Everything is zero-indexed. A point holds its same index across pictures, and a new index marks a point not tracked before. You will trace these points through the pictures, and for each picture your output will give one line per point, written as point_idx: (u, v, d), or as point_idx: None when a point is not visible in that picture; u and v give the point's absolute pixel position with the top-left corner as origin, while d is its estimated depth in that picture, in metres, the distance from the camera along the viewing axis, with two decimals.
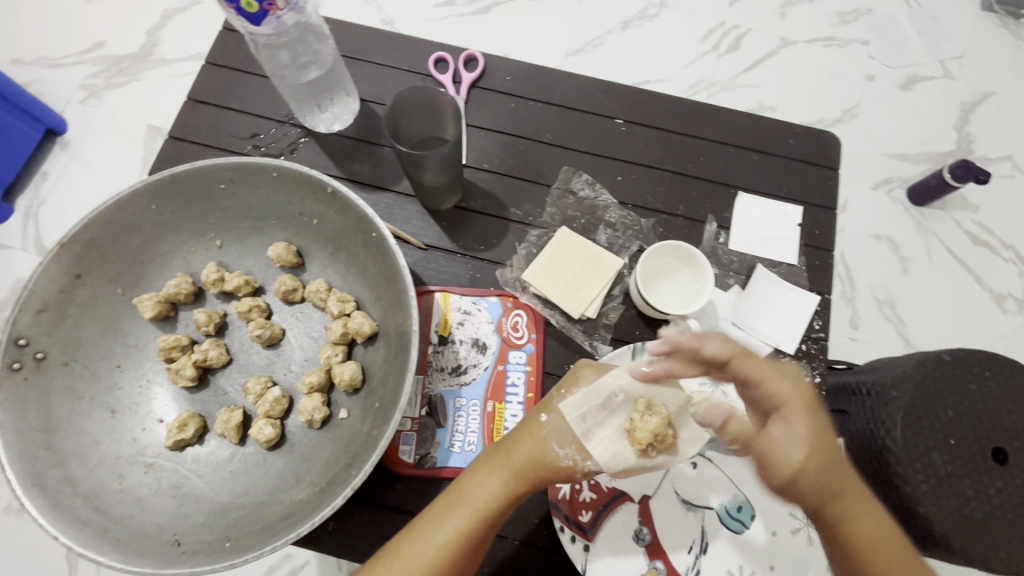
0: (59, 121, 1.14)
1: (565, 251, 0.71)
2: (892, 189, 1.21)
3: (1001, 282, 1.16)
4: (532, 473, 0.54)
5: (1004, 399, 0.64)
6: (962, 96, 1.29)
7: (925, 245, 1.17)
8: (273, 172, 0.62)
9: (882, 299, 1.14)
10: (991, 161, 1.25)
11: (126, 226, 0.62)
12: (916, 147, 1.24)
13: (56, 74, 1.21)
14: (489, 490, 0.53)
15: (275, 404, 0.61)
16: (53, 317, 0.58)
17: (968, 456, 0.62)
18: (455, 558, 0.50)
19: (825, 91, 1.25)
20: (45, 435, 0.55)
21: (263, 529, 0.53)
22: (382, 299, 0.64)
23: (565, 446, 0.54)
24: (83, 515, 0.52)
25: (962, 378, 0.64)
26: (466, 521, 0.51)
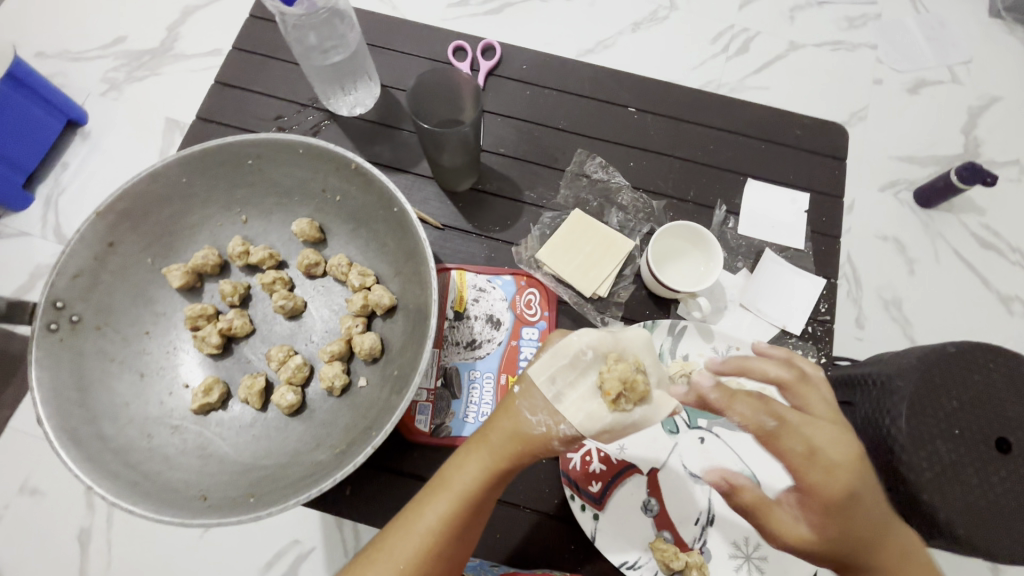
0: (80, 113, 1.18)
1: (578, 232, 0.73)
2: (898, 191, 1.22)
3: (1006, 284, 1.18)
4: (512, 450, 0.51)
5: (1008, 389, 0.64)
6: (969, 100, 1.30)
7: (930, 246, 1.19)
8: (299, 148, 0.64)
9: (888, 299, 1.15)
10: (998, 165, 1.26)
11: (158, 198, 0.65)
12: (923, 149, 1.26)
13: (80, 67, 1.25)
14: (469, 473, 0.51)
15: (296, 370, 0.63)
16: (87, 282, 0.61)
17: (972, 446, 0.62)
18: (439, 544, 0.49)
19: (832, 91, 1.27)
20: (79, 393, 0.58)
21: (286, 486, 0.55)
22: (401, 273, 0.66)
23: (535, 412, 0.51)
24: (114, 468, 0.54)
25: (965, 368, 0.64)
26: (446, 507, 0.49)
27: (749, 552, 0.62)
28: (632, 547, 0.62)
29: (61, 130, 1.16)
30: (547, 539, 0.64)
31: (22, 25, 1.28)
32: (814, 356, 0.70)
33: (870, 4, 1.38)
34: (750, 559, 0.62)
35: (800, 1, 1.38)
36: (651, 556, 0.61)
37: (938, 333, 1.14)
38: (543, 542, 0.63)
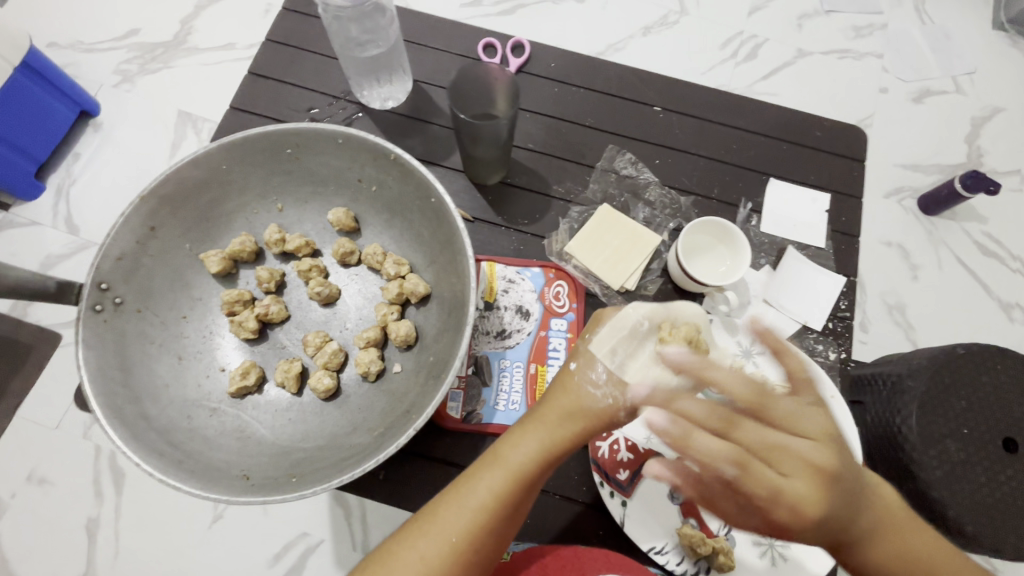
0: (93, 103, 1.18)
1: (606, 226, 0.74)
2: (903, 198, 1.25)
3: (1007, 291, 1.20)
4: (570, 427, 0.52)
5: (1014, 391, 0.71)
6: (973, 110, 1.33)
7: (934, 253, 1.21)
8: (339, 138, 0.65)
9: (892, 304, 1.18)
10: (1001, 174, 1.29)
11: (198, 185, 0.66)
12: (928, 157, 1.28)
13: (94, 58, 1.25)
14: (525, 452, 0.51)
15: (332, 356, 0.65)
16: (129, 265, 0.62)
17: (982, 443, 0.69)
18: (490, 518, 0.49)
19: (840, 98, 1.29)
20: (122, 373, 0.59)
21: (327, 467, 0.56)
22: (435, 263, 0.68)
23: (598, 384, 0.53)
24: (158, 447, 0.56)
25: (975, 371, 0.71)
26: (499, 482, 0.50)
27: (773, 540, 0.63)
28: (659, 533, 0.63)
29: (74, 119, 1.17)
30: (576, 524, 0.65)
31: (38, 16, 1.29)
32: (834, 351, 0.72)
33: (876, 14, 1.41)
34: (773, 546, 0.63)
35: (809, 10, 1.40)
36: (677, 542, 0.63)
37: (941, 337, 1.16)
38: (571, 527, 0.65)
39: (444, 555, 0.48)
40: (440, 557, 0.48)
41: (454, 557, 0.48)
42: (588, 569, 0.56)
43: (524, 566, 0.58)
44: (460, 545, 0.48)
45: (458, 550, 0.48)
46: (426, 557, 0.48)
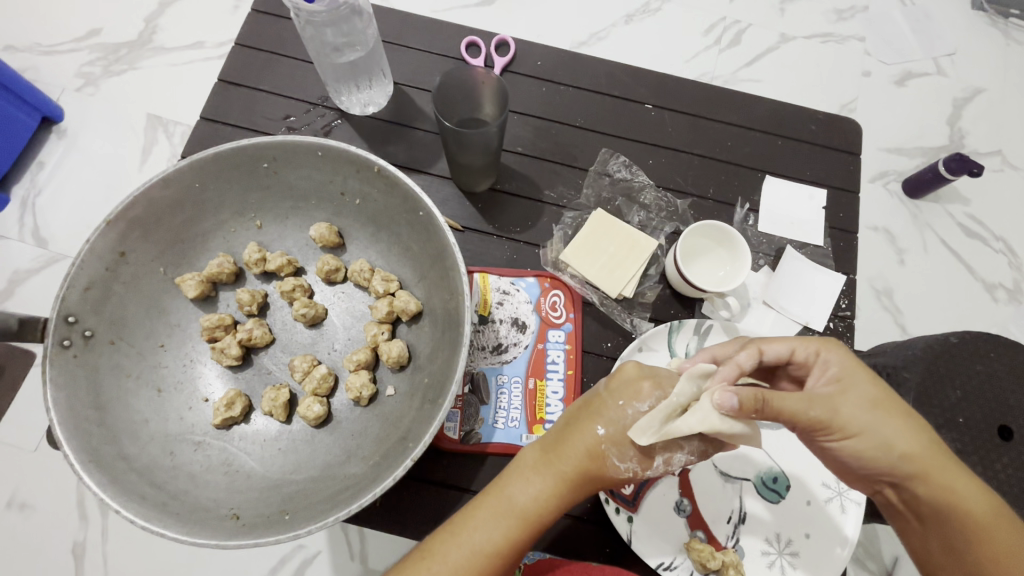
0: (57, 110, 1.12)
1: (601, 232, 0.72)
2: (888, 182, 1.24)
3: (992, 272, 1.21)
4: (584, 483, 0.50)
5: (1007, 378, 0.71)
6: (954, 92, 1.33)
7: (920, 236, 1.21)
8: (318, 150, 0.62)
9: (880, 289, 1.17)
10: (983, 156, 1.29)
11: (169, 205, 0.61)
12: (912, 141, 1.28)
13: (53, 61, 1.19)
14: (536, 494, 0.50)
15: (322, 381, 0.62)
16: (99, 295, 0.58)
17: (976, 430, 0.70)
18: (501, 563, 0.48)
19: (826, 85, 1.28)
20: (97, 412, 0.55)
21: (321, 502, 0.54)
22: (426, 278, 0.65)
23: (625, 459, 0.49)
24: (140, 489, 0.52)
25: (969, 359, 0.72)
26: (510, 526, 0.48)
27: (781, 548, 0.63)
28: (667, 547, 0.62)
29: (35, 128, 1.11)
30: (581, 542, 0.63)
31: None
32: None
33: None
34: (782, 555, 0.62)
35: None
36: (686, 556, 0.62)
37: (929, 321, 1.17)
38: (577, 545, 0.63)
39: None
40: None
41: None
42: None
43: None
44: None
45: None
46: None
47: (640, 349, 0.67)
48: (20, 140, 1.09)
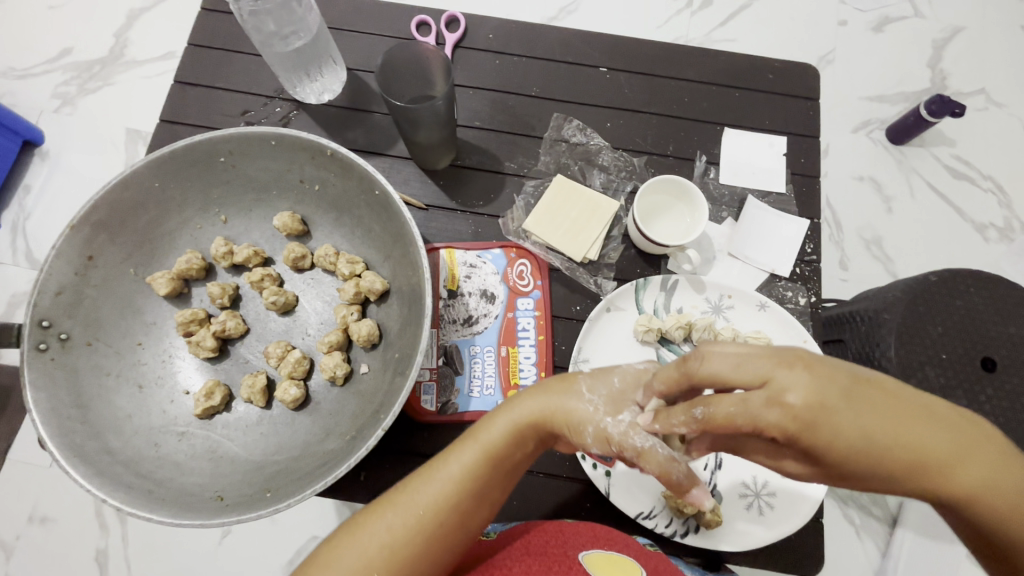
0: (36, 132, 1.13)
1: (563, 198, 0.73)
2: (871, 130, 1.24)
3: (980, 212, 1.21)
4: (544, 422, 0.50)
5: (986, 312, 0.73)
6: (933, 33, 1.30)
7: (905, 182, 1.21)
8: (271, 140, 0.62)
9: (869, 239, 1.18)
10: (965, 96, 1.27)
11: (132, 205, 0.63)
12: (892, 87, 1.27)
13: (28, 84, 1.19)
14: (498, 428, 0.50)
15: (296, 365, 0.63)
16: (71, 299, 0.60)
17: (958, 364, 0.71)
18: (459, 499, 0.48)
19: (798, 38, 1.27)
20: (79, 411, 0.57)
21: (301, 478, 0.55)
22: (390, 257, 0.66)
23: (593, 391, 0.49)
24: (126, 480, 0.54)
25: (949, 296, 0.73)
26: (471, 458, 0.49)
27: (758, 490, 0.64)
28: (646, 498, 0.63)
29: (17, 151, 1.12)
30: (562, 499, 0.65)
31: None
32: (804, 297, 0.72)
33: None
34: (759, 496, 0.64)
35: None
36: (664, 504, 0.63)
37: (919, 266, 1.17)
38: (559, 503, 0.65)
39: (410, 528, 0.47)
40: (407, 529, 0.47)
41: (420, 531, 0.47)
42: (569, 539, 0.56)
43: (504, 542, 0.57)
44: (426, 519, 0.48)
45: (425, 524, 0.47)
46: (393, 528, 0.47)
47: (608, 309, 0.69)
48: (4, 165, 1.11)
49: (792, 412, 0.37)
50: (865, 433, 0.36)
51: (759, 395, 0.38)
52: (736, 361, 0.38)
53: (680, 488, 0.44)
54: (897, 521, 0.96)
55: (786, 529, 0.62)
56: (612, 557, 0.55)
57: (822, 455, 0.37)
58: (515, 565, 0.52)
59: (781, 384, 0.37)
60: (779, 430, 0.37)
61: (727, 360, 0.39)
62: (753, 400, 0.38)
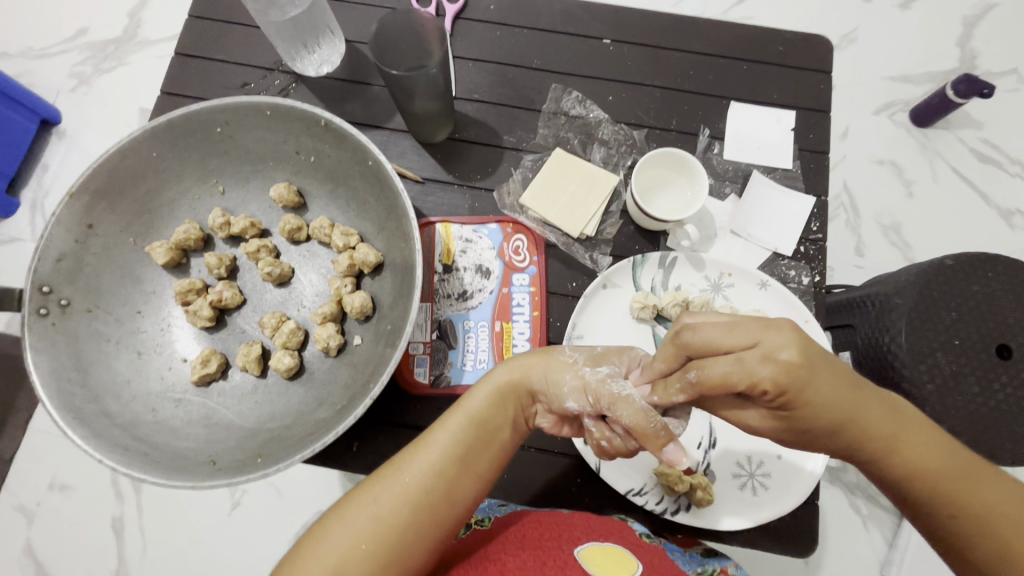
0: (53, 112, 1.14)
1: (561, 172, 0.72)
2: (893, 112, 1.19)
3: (1007, 198, 1.16)
4: (525, 382, 0.51)
5: (1006, 298, 0.71)
6: (964, 10, 1.24)
7: (928, 166, 1.17)
8: (266, 110, 0.63)
9: (887, 225, 1.14)
10: (996, 76, 1.21)
11: (131, 175, 0.64)
12: (919, 67, 1.21)
13: (45, 64, 1.21)
14: (482, 395, 0.51)
15: (291, 335, 0.64)
16: (72, 266, 0.61)
17: (973, 351, 0.69)
18: (447, 466, 0.48)
19: (819, 17, 1.23)
20: (79, 374, 0.58)
21: (291, 444, 0.56)
22: (384, 230, 0.65)
23: (574, 349, 0.52)
24: (122, 442, 0.56)
25: (966, 281, 0.71)
26: (457, 425, 0.50)
27: (753, 469, 0.63)
28: (638, 475, 0.63)
29: (35, 130, 1.14)
30: (553, 474, 0.65)
31: None
32: (807, 276, 0.69)
33: None
34: (754, 477, 0.63)
35: None
36: (655, 482, 0.63)
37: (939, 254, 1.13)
38: (550, 478, 0.65)
39: (396, 499, 0.46)
40: (394, 500, 0.46)
41: (408, 501, 0.46)
42: (566, 532, 0.55)
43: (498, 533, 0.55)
44: (414, 490, 0.47)
45: (411, 493, 0.47)
46: (380, 500, 0.46)
47: (605, 286, 0.68)
48: (23, 144, 1.13)
49: (784, 368, 0.39)
50: (831, 400, 0.40)
51: (753, 348, 0.40)
52: (728, 326, 0.41)
53: (655, 438, 0.45)
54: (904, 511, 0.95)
55: (779, 509, 0.61)
56: (605, 548, 0.53)
57: (795, 410, 0.41)
58: (510, 560, 0.50)
59: (772, 345, 0.39)
60: (770, 386, 0.39)
61: (720, 325, 0.41)
62: (748, 356, 0.40)
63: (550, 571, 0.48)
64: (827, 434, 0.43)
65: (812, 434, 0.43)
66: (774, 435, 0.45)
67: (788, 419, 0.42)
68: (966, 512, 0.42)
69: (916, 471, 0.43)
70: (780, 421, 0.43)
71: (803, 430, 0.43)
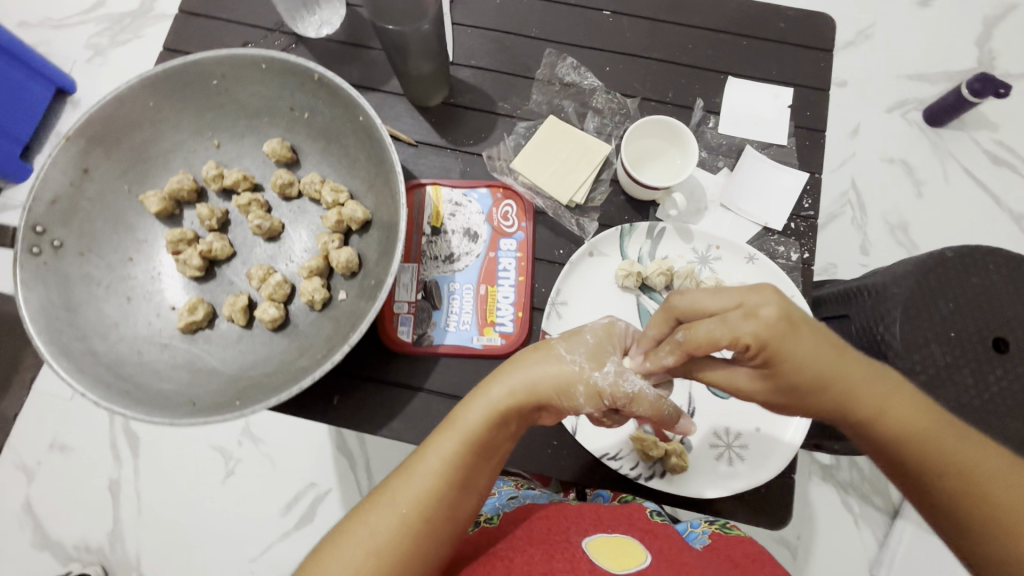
0: (68, 81, 1.16)
1: (554, 139, 0.72)
2: (907, 111, 1.17)
3: (1020, 202, 1.14)
4: (524, 396, 0.49)
5: (1006, 291, 0.70)
6: (985, 10, 1.22)
7: (941, 166, 1.15)
8: (262, 63, 0.64)
9: (895, 224, 1.13)
10: (1015, 78, 1.19)
11: (128, 123, 0.65)
12: (936, 66, 1.19)
13: (63, 34, 1.22)
14: (476, 414, 0.49)
15: (277, 287, 0.64)
16: (66, 208, 0.62)
17: (969, 343, 0.69)
18: (444, 490, 0.48)
19: (834, 11, 1.22)
20: (68, 313, 0.60)
21: (269, 390, 0.58)
22: (373, 187, 0.66)
23: (571, 351, 0.50)
24: (105, 379, 0.57)
25: (965, 273, 0.71)
26: (450, 448, 0.48)
27: (730, 441, 0.63)
28: (615, 441, 0.63)
29: (50, 98, 1.15)
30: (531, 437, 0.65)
31: None
32: (796, 252, 0.69)
33: None
34: (731, 448, 0.63)
35: None
36: (631, 447, 0.63)
37: None
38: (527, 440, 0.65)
39: (394, 529, 0.47)
40: (391, 528, 0.47)
41: (405, 528, 0.47)
42: (573, 523, 0.56)
43: (508, 530, 0.57)
44: (412, 515, 0.47)
45: (411, 522, 0.47)
46: (378, 527, 0.47)
47: (591, 254, 0.68)
48: (38, 112, 1.14)
49: (767, 322, 0.42)
50: (817, 355, 0.43)
51: (737, 307, 0.44)
52: (713, 291, 0.45)
53: (668, 420, 0.51)
54: (898, 513, 0.97)
55: (755, 479, 0.61)
56: (616, 539, 0.55)
57: (780, 365, 0.43)
58: (520, 555, 0.51)
59: (753, 302, 0.43)
60: (753, 341, 0.42)
61: (705, 290, 0.46)
62: (733, 315, 0.43)
63: (559, 563, 0.50)
64: (823, 396, 0.44)
65: (808, 396, 0.44)
66: (766, 404, 0.47)
67: (778, 381, 0.44)
68: (970, 472, 0.44)
69: (914, 439, 0.44)
70: (768, 382, 0.45)
71: (796, 391, 0.45)
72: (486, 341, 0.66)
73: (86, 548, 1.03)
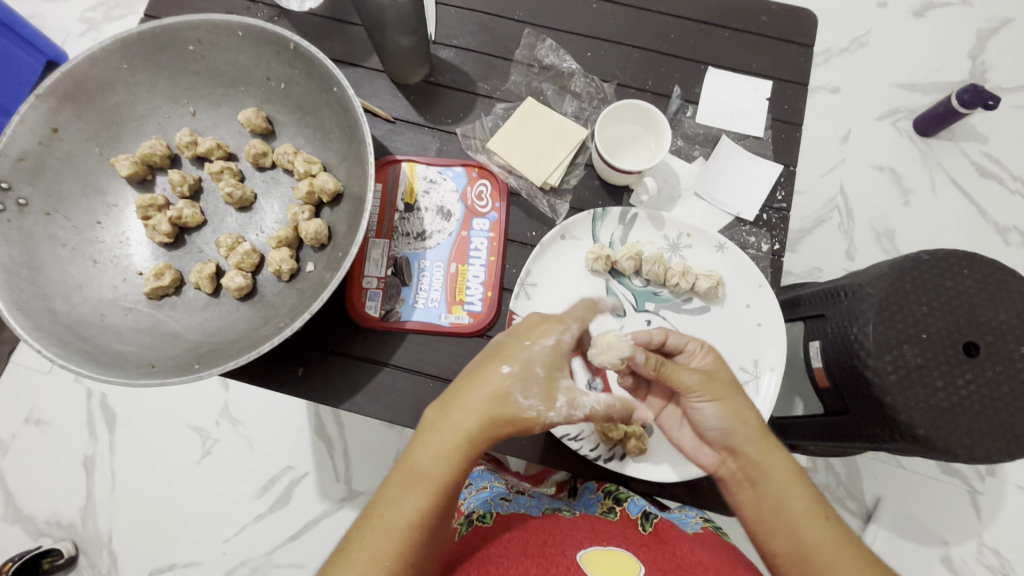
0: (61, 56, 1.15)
1: (530, 121, 0.72)
2: (898, 119, 1.18)
3: (1005, 214, 1.15)
4: (486, 433, 0.48)
5: (981, 297, 0.59)
6: (979, 23, 1.23)
7: (928, 175, 1.16)
8: (238, 30, 0.64)
9: (881, 231, 1.13)
10: (1005, 91, 1.20)
11: (100, 84, 0.65)
12: (927, 76, 1.20)
13: (57, 6, 1.21)
14: (437, 459, 0.47)
15: (245, 256, 0.64)
16: (33, 166, 0.62)
17: (943, 354, 0.58)
18: (422, 533, 0.46)
19: (828, 16, 1.22)
20: (30, 272, 0.59)
21: (228, 357, 0.58)
22: (346, 160, 0.66)
23: (527, 396, 0.49)
24: (64, 339, 0.57)
25: (939, 274, 0.60)
26: (423, 498, 0.46)
27: None
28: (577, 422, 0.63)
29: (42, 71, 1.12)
30: None
31: None
32: (767, 243, 0.70)
33: None
34: None
35: None
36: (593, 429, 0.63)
37: None
38: None
39: None
40: None
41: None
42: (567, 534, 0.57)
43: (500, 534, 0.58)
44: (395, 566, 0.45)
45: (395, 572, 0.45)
46: None
47: (563, 237, 0.68)
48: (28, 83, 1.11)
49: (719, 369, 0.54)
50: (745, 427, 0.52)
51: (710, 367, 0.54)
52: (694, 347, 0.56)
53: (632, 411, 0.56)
54: (871, 516, 0.98)
55: None
56: (607, 551, 0.55)
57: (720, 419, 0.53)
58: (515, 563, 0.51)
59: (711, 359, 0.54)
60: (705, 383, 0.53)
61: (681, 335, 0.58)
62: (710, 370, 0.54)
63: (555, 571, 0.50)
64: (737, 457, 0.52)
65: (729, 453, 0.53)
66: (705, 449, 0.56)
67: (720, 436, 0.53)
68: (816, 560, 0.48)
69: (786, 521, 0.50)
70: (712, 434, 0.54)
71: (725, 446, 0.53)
72: (452, 317, 0.66)
73: (57, 524, 1.02)
